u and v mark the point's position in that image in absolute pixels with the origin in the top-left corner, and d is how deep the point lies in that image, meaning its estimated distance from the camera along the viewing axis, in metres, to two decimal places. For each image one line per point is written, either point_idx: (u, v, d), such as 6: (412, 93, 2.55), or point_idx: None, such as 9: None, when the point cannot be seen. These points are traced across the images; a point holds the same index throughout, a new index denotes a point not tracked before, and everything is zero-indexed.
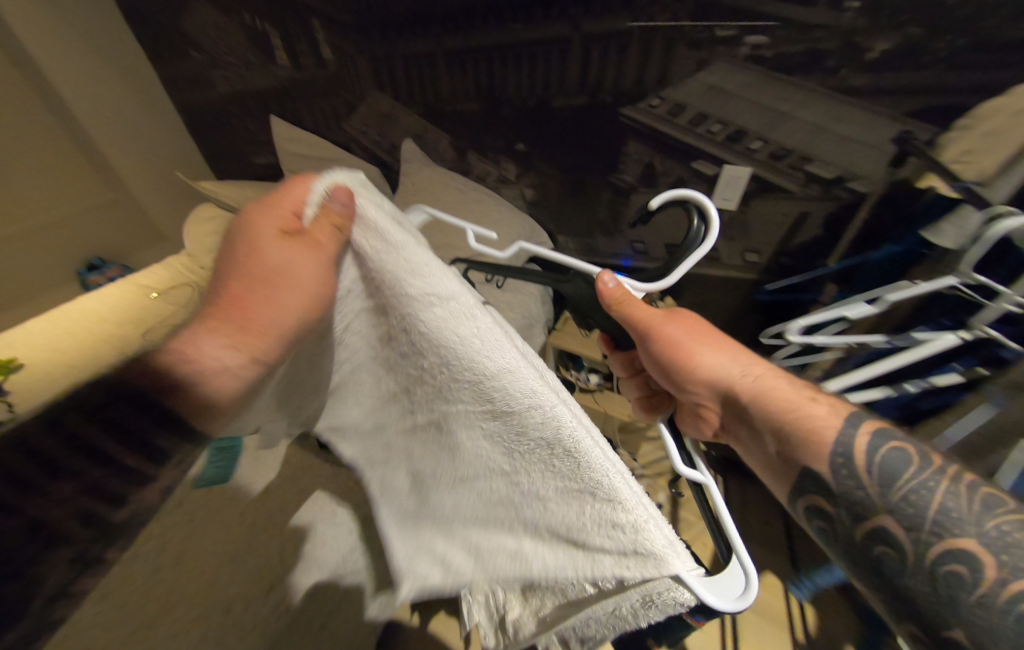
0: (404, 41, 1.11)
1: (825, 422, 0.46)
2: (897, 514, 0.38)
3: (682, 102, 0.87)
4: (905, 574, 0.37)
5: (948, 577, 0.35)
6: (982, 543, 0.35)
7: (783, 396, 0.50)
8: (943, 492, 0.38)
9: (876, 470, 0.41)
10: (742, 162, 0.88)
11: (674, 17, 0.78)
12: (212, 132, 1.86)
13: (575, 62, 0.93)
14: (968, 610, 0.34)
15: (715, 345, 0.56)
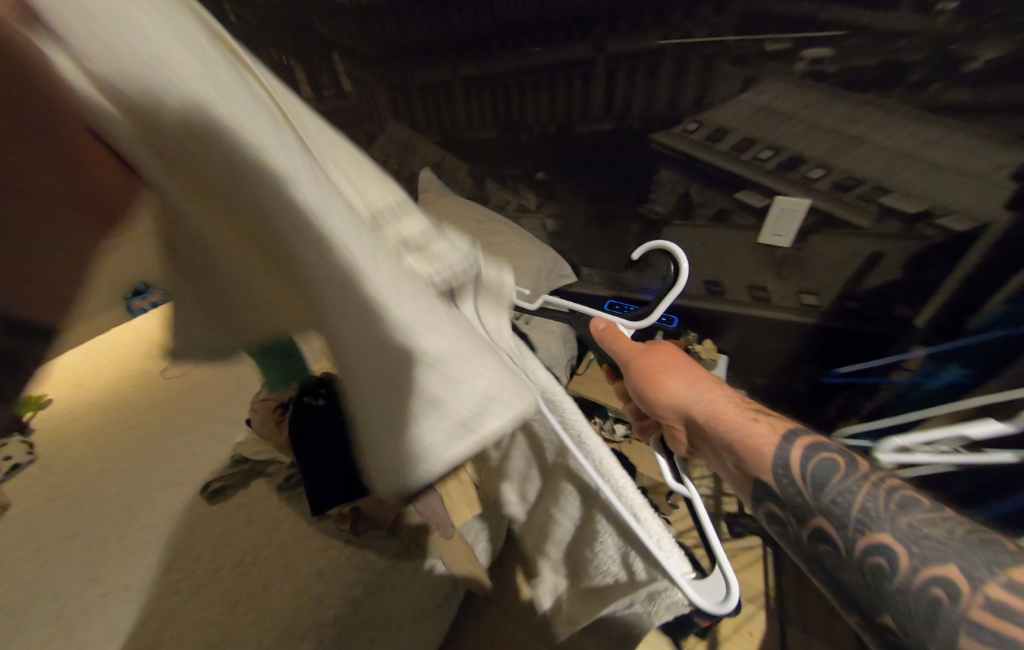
0: (421, 71, 1.07)
1: (764, 444, 0.40)
2: (825, 511, 0.34)
3: (724, 126, 0.75)
4: (839, 572, 0.32)
5: (872, 570, 0.31)
6: (891, 532, 0.31)
7: (732, 417, 0.43)
8: (863, 488, 0.34)
9: (801, 470, 0.37)
10: (798, 193, 0.74)
11: (716, 32, 0.68)
12: None
13: (600, 86, 0.84)
14: (891, 600, 0.29)
15: (678, 371, 0.49)
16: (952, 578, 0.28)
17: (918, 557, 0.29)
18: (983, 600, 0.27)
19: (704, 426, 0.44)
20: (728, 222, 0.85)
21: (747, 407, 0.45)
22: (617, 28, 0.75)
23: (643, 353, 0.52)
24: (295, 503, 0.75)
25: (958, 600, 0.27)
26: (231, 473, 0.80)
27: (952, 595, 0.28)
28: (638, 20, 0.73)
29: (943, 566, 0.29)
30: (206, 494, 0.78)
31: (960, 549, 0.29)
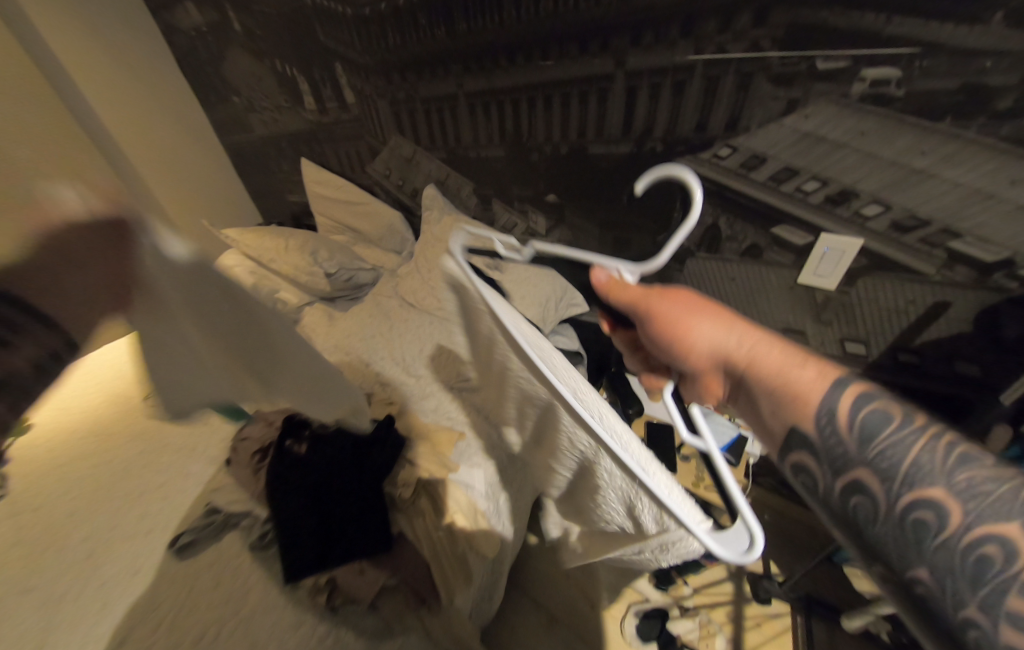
0: (425, 84, 1.00)
1: (811, 387, 0.41)
2: (867, 464, 0.37)
3: (762, 153, 0.66)
4: (874, 527, 0.37)
5: (915, 524, 0.34)
6: (948, 488, 0.34)
7: (778, 363, 0.43)
8: (924, 445, 0.37)
9: (854, 419, 0.39)
10: (849, 232, 0.65)
11: (756, 47, 0.59)
12: (250, 171, 1.87)
13: (617, 105, 0.76)
14: (931, 553, 0.33)
15: (711, 314, 0.47)
16: (1008, 536, 0.31)
17: (974, 515, 0.33)
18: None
19: (745, 373, 0.44)
20: (761, 259, 0.76)
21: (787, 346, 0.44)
22: (640, 41, 0.67)
23: (639, 298, 0.48)
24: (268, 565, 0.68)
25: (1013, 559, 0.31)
26: (204, 525, 0.73)
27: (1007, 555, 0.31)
28: (664, 33, 0.65)
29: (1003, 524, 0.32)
30: (174, 549, 0.71)
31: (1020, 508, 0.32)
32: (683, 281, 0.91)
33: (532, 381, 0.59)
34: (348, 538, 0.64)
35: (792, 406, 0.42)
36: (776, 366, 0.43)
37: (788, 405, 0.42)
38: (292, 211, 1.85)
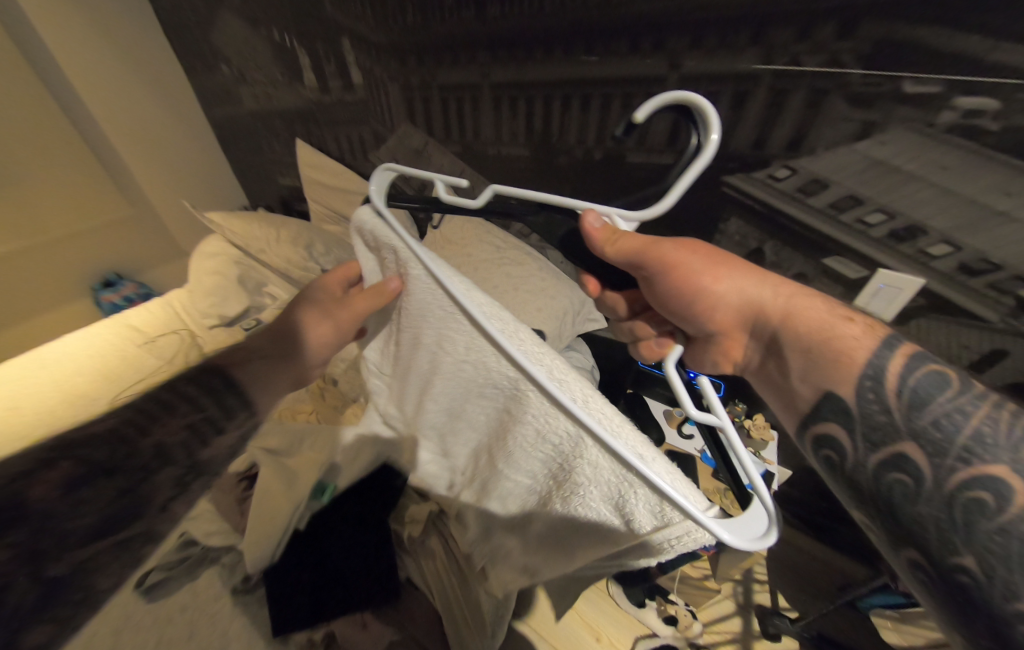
0: (444, 70, 0.90)
1: (854, 340, 0.45)
2: (917, 440, 0.39)
3: (824, 178, 0.61)
4: (917, 502, 0.38)
5: (970, 504, 0.36)
6: (1011, 465, 0.36)
7: (818, 320, 0.48)
8: (984, 415, 0.38)
9: (903, 380, 0.41)
10: (910, 269, 0.61)
11: (836, 61, 0.53)
12: (239, 147, 1.73)
13: (665, 113, 0.69)
14: (988, 534, 0.34)
15: (731, 269, 0.54)
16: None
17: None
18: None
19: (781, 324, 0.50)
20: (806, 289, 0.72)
21: (829, 307, 0.49)
22: (701, 43, 0.60)
23: (654, 242, 0.53)
24: (254, 610, 0.61)
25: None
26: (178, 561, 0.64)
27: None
28: (731, 37, 0.58)
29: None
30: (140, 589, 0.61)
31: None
32: None
33: (474, 381, 0.53)
34: (342, 579, 0.59)
35: (839, 366, 0.45)
36: (815, 326, 0.48)
37: (833, 364, 0.45)
38: (283, 194, 1.72)
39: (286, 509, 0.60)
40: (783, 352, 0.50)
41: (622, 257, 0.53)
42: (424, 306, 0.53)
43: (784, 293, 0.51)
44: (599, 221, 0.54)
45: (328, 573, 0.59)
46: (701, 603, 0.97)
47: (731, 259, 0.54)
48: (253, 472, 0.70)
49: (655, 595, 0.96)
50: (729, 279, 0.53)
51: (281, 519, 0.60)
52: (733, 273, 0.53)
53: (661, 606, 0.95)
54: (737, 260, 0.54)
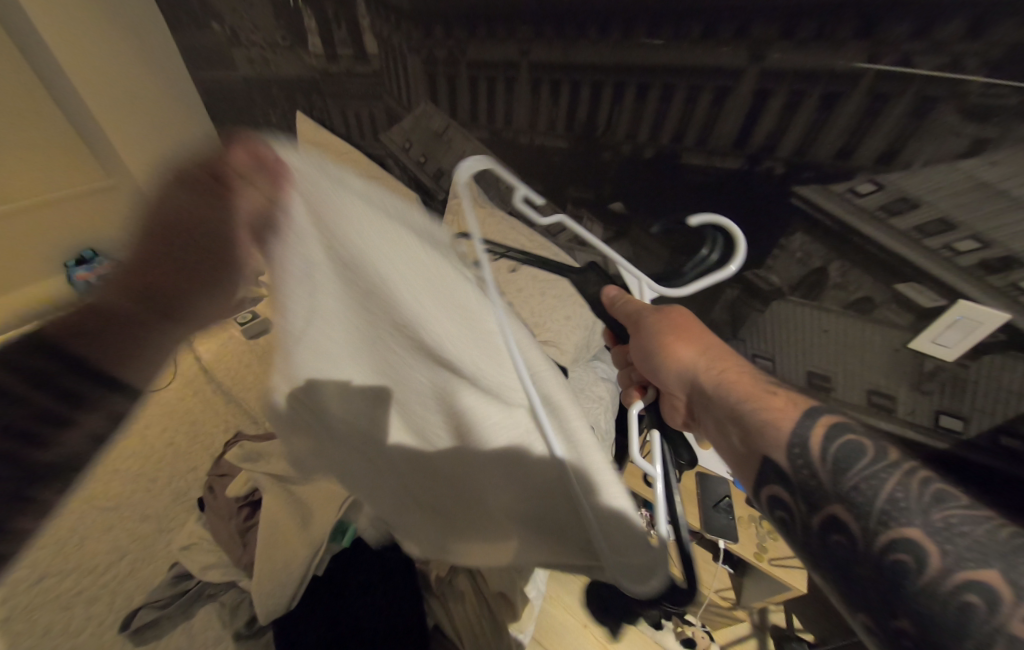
0: (475, 45, 0.79)
1: (781, 417, 0.41)
2: (842, 498, 0.35)
3: (914, 197, 0.55)
4: (850, 565, 0.34)
5: (893, 567, 0.31)
6: (924, 527, 0.31)
7: (747, 389, 0.45)
8: (892, 475, 0.35)
9: (822, 449, 0.38)
10: (998, 305, 0.56)
11: (955, 65, 0.45)
12: (231, 116, 1.59)
13: (736, 112, 0.61)
14: (912, 604, 0.30)
15: (694, 338, 0.51)
16: (993, 585, 0.28)
17: (953, 558, 0.29)
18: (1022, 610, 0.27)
19: (714, 393, 0.47)
20: (869, 315, 0.68)
21: (762, 379, 0.47)
22: (792, 34, 0.52)
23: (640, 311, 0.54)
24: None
25: (998, 608, 0.27)
26: (170, 600, 0.59)
27: (990, 603, 0.27)
28: (832, 29, 0.49)
29: (984, 570, 0.29)
30: (130, 633, 0.56)
31: (998, 551, 0.30)
32: (757, 320, 0.83)
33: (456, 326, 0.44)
34: (363, 631, 0.54)
35: (761, 434, 0.42)
36: (743, 395, 0.45)
37: (757, 431, 0.42)
38: None
39: (303, 554, 0.54)
40: (709, 413, 0.48)
41: (613, 311, 0.57)
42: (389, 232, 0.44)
43: (721, 363, 0.49)
44: (619, 292, 0.57)
45: (345, 626, 0.54)
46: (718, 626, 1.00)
47: (692, 326, 0.52)
48: (254, 497, 0.63)
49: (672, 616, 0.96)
50: (676, 344, 0.51)
51: (299, 565, 0.54)
52: (684, 339, 0.51)
53: (678, 627, 0.95)
54: (696, 327, 0.52)
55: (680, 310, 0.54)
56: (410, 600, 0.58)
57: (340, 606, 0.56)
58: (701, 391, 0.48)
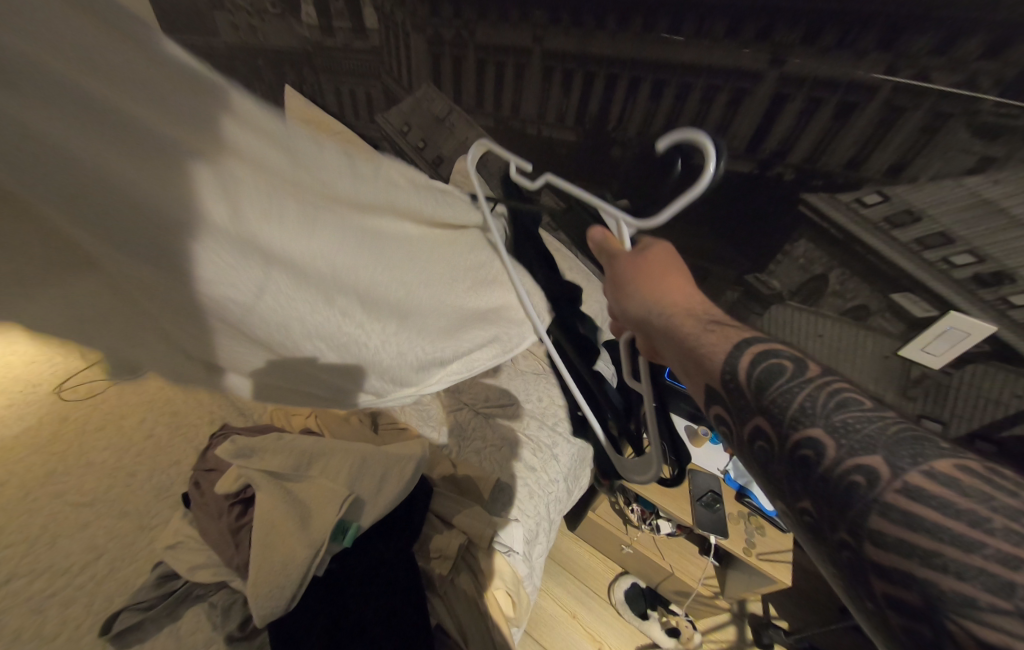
0: (485, 26, 0.75)
1: (708, 350, 0.36)
2: (765, 411, 0.31)
3: (918, 211, 0.57)
4: (769, 465, 0.31)
5: (799, 462, 0.29)
6: (824, 426, 0.28)
7: (685, 325, 0.39)
8: (805, 387, 0.31)
9: (746, 374, 0.33)
10: (983, 317, 0.60)
11: (970, 83, 0.45)
12: None
13: (752, 116, 0.61)
14: (811, 490, 0.27)
15: (659, 275, 0.44)
16: (875, 465, 0.25)
17: (846, 449, 0.26)
18: (901, 485, 0.24)
19: (653, 331, 0.42)
20: (864, 322, 0.72)
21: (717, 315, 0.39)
22: (816, 39, 0.50)
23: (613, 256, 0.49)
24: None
25: (876, 485, 0.25)
26: (156, 601, 0.56)
27: (870, 480, 0.25)
28: (853, 37, 0.48)
29: (867, 453, 0.26)
30: (111, 636, 0.53)
31: (889, 439, 0.26)
32: (757, 321, 0.86)
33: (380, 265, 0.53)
34: (364, 628, 0.55)
35: (695, 365, 0.37)
36: (687, 326, 0.39)
37: (694, 366, 0.37)
38: None
39: (303, 554, 0.52)
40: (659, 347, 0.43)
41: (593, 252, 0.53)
42: (250, 183, 0.38)
43: (673, 299, 0.41)
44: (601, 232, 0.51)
45: (347, 627, 0.55)
46: (701, 615, 1.06)
47: (663, 262, 0.44)
48: (247, 494, 0.61)
49: (657, 606, 1.04)
50: (632, 281, 0.45)
51: (299, 564, 0.52)
52: (647, 275, 0.44)
53: (663, 618, 1.03)
54: (661, 266, 0.44)
55: (660, 249, 0.45)
56: (417, 603, 0.59)
57: (336, 602, 0.56)
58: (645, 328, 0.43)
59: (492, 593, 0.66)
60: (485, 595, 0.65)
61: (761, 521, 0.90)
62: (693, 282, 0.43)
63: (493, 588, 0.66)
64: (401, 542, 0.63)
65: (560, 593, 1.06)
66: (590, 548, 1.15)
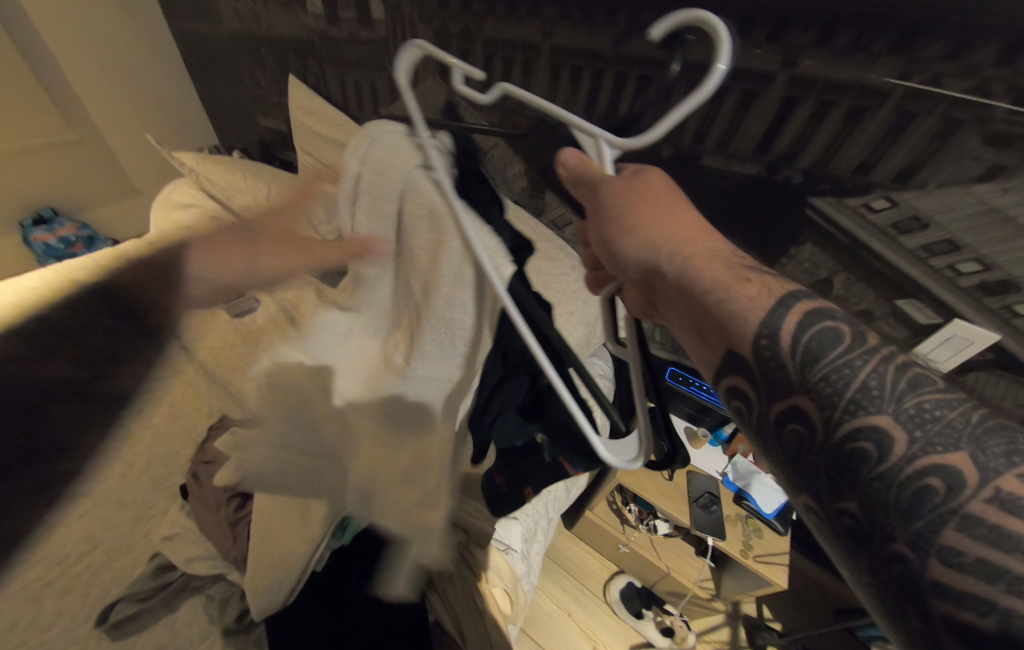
0: (495, 20, 0.74)
1: (744, 307, 0.35)
2: (809, 391, 0.31)
3: (924, 217, 0.56)
4: (802, 456, 0.31)
5: (853, 454, 0.28)
6: (892, 414, 0.28)
7: (710, 276, 0.37)
8: (868, 363, 0.30)
9: (791, 341, 0.32)
10: (988, 326, 0.60)
11: (983, 90, 0.45)
12: (223, 81, 1.47)
13: (761, 117, 0.60)
14: (866, 486, 0.27)
15: (660, 215, 0.42)
16: (960, 466, 0.25)
17: (920, 444, 0.26)
18: (994, 494, 0.24)
19: (673, 288, 0.40)
20: (868, 327, 0.72)
21: (734, 263, 0.38)
22: (829, 41, 0.50)
23: (599, 191, 0.45)
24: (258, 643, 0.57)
25: (960, 494, 0.25)
26: (153, 592, 0.59)
27: (951, 487, 0.25)
28: (869, 41, 0.48)
29: (955, 453, 0.26)
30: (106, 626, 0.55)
31: (973, 433, 0.26)
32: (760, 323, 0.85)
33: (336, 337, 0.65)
34: (364, 623, 0.56)
35: (724, 331, 0.36)
36: (710, 284, 0.37)
37: (718, 328, 0.36)
38: (274, 143, 1.49)
39: (302, 549, 0.54)
40: (667, 306, 0.41)
41: (567, 178, 0.50)
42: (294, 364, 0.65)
43: (691, 245, 0.40)
44: (576, 157, 0.49)
45: (346, 623, 0.56)
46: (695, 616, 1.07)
47: (661, 194, 0.43)
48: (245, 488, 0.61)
49: (652, 606, 1.05)
50: (638, 224, 0.42)
51: (296, 560, 0.54)
52: (650, 212, 0.42)
53: (657, 617, 1.03)
54: (664, 202, 0.43)
55: (654, 180, 0.44)
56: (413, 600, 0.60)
57: (337, 594, 0.58)
58: (658, 284, 0.41)
59: (489, 590, 0.66)
60: (480, 583, 0.65)
61: (759, 523, 0.91)
62: (706, 222, 0.42)
63: (489, 584, 0.66)
64: (402, 537, 0.65)
65: (555, 590, 1.07)
66: (586, 547, 1.16)
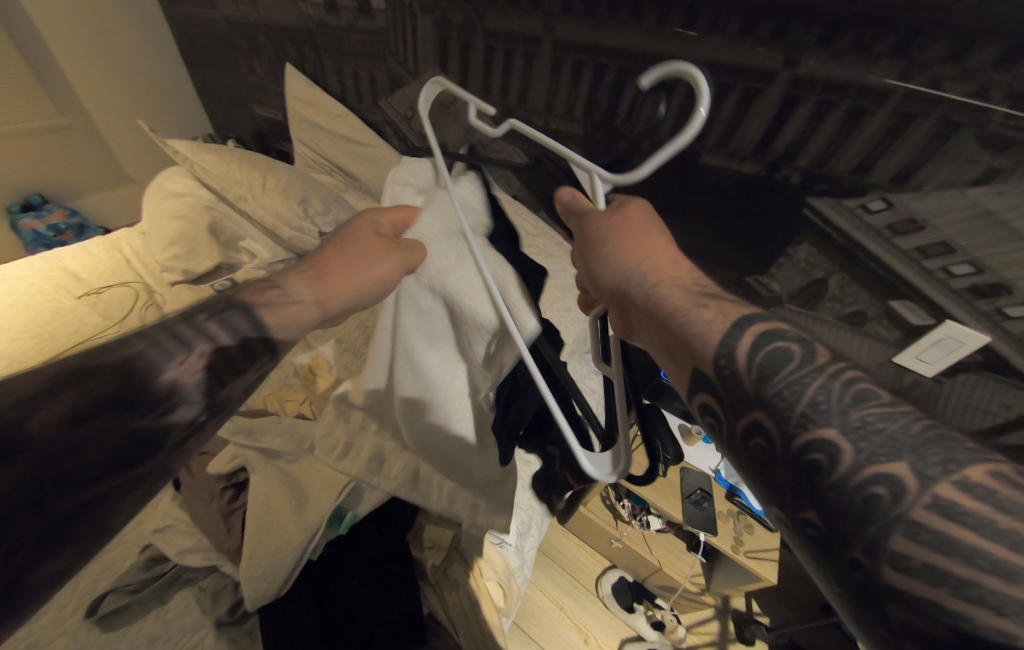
0: (496, 11, 0.74)
1: (705, 331, 0.36)
2: (765, 403, 0.32)
3: (919, 218, 0.57)
4: (768, 467, 0.31)
5: (809, 462, 0.29)
6: (839, 426, 0.28)
7: (673, 301, 0.39)
8: (817, 378, 0.31)
9: (747, 359, 0.33)
10: (979, 326, 0.61)
11: (981, 93, 0.45)
12: (218, 68, 1.45)
13: (760, 117, 0.60)
14: (820, 497, 0.28)
15: (632, 246, 0.43)
16: (897, 474, 0.26)
17: (866, 455, 0.27)
18: (930, 501, 0.25)
19: (642, 310, 0.41)
20: (861, 328, 0.73)
21: (694, 291, 0.40)
22: (829, 41, 0.50)
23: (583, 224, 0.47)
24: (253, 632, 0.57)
25: (902, 500, 0.25)
26: (145, 583, 0.58)
27: (895, 494, 0.25)
28: (866, 42, 0.48)
29: (894, 463, 0.26)
30: (98, 618, 0.54)
31: (915, 443, 0.27)
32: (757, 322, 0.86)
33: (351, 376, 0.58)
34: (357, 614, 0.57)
35: (687, 350, 0.37)
36: (671, 306, 0.38)
37: (683, 348, 0.37)
38: (271, 133, 1.47)
39: (298, 539, 0.53)
40: (638, 327, 0.42)
41: (562, 211, 0.53)
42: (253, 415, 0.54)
43: (659, 271, 0.41)
44: (570, 193, 0.52)
45: (336, 616, 0.56)
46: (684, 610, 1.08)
47: (636, 223, 0.44)
48: (239, 478, 0.62)
49: (643, 600, 1.06)
50: (612, 250, 0.43)
51: (291, 551, 0.53)
52: (626, 240, 0.44)
53: (648, 611, 1.05)
54: (640, 232, 0.44)
55: (635, 213, 0.45)
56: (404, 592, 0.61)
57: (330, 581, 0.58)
58: (628, 304, 0.42)
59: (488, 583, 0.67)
60: (473, 576, 0.66)
61: (751, 519, 0.92)
62: (674, 247, 0.44)
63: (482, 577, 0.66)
64: (396, 531, 0.65)
65: (548, 584, 1.08)
66: (580, 542, 1.17)
